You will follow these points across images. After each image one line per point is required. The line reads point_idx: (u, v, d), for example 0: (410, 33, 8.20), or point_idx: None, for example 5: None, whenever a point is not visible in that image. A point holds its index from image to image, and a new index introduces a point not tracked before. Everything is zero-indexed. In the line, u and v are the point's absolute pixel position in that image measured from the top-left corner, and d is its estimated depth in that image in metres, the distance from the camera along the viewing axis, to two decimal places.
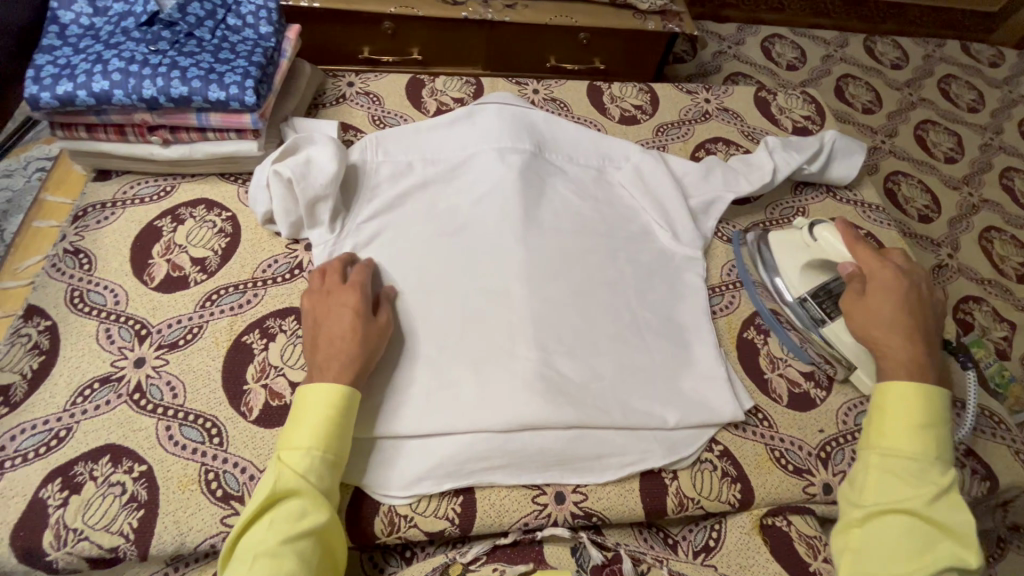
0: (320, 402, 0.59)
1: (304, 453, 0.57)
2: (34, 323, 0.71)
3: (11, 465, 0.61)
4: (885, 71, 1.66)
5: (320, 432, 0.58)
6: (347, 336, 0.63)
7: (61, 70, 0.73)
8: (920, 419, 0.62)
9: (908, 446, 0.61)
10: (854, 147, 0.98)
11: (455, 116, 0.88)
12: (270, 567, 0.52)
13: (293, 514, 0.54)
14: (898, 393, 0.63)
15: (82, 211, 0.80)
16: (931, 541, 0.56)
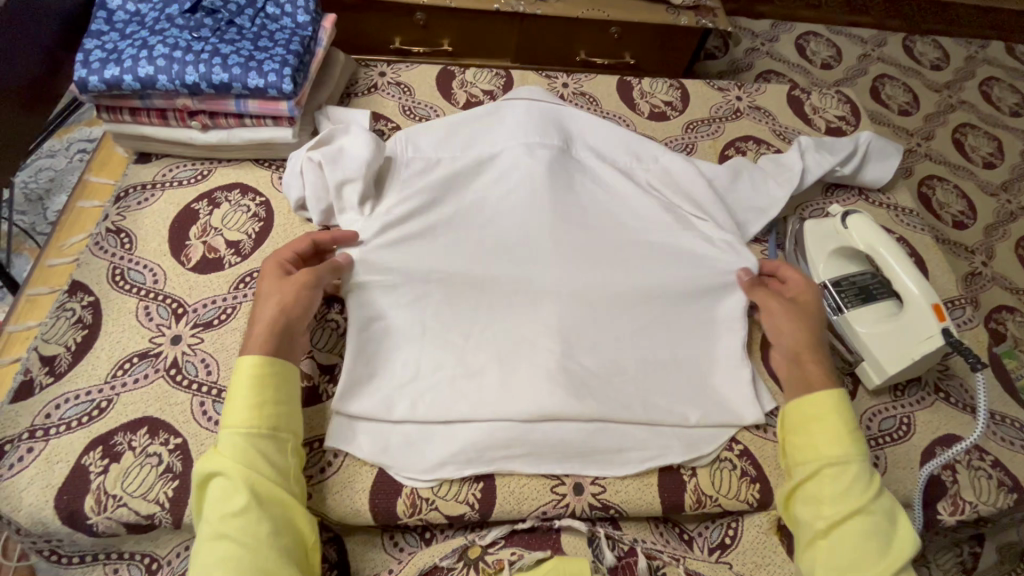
0: (240, 380, 0.61)
1: (228, 433, 0.58)
2: (78, 298, 0.74)
3: (56, 432, 0.64)
4: (924, 72, 1.62)
5: (240, 410, 0.59)
6: (259, 302, 0.66)
7: (109, 54, 0.76)
8: (841, 422, 0.63)
9: (838, 451, 0.62)
10: (888, 146, 0.96)
11: (480, 112, 0.86)
12: (221, 543, 0.53)
13: (224, 492, 0.55)
14: (821, 400, 0.65)
15: (124, 192, 0.83)
16: (893, 535, 0.58)
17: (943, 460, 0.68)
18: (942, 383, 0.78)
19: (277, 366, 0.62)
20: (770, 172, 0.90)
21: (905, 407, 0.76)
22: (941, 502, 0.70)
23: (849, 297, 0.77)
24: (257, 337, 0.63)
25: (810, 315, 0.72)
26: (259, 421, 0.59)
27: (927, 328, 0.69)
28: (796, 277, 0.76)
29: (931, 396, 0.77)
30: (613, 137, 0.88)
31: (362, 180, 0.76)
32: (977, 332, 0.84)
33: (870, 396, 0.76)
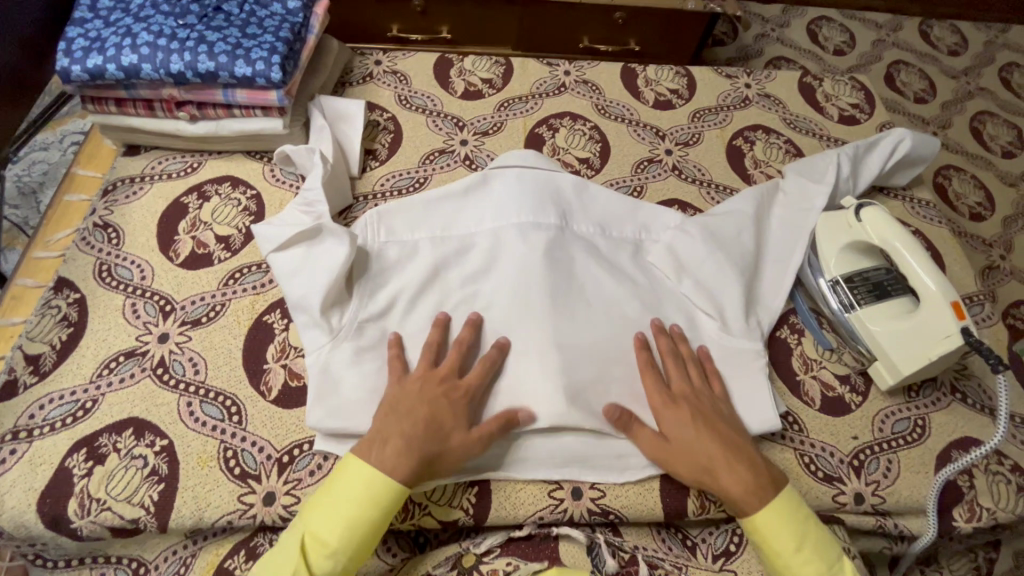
0: (358, 497, 0.56)
1: (327, 557, 0.54)
2: (64, 295, 0.72)
3: (39, 434, 0.62)
4: (941, 58, 1.56)
5: (338, 528, 0.55)
6: (430, 421, 0.59)
7: (92, 43, 0.73)
8: (798, 536, 0.58)
9: (810, 570, 0.57)
10: (926, 148, 0.89)
11: (465, 186, 0.78)
12: None
13: None
14: (771, 517, 0.58)
15: (112, 185, 0.81)
16: None
17: (959, 466, 0.64)
18: (958, 383, 0.75)
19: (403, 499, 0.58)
20: (783, 220, 0.82)
21: (919, 409, 0.73)
22: (957, 509, 0.67)
23: (860, 293, 0.74)
24: (411, 461, 0.57)
25: (687, 430, 0.62)
26: (364, 544, 0.56)
27: (944, 327, 0.66)
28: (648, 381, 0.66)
29: (947, 397, 0.74)
30: (616, 205, 0.81)
31: (327, 288, 0.67)
32: (996, 329, 0.80)
33: (884, 398, 0.73)
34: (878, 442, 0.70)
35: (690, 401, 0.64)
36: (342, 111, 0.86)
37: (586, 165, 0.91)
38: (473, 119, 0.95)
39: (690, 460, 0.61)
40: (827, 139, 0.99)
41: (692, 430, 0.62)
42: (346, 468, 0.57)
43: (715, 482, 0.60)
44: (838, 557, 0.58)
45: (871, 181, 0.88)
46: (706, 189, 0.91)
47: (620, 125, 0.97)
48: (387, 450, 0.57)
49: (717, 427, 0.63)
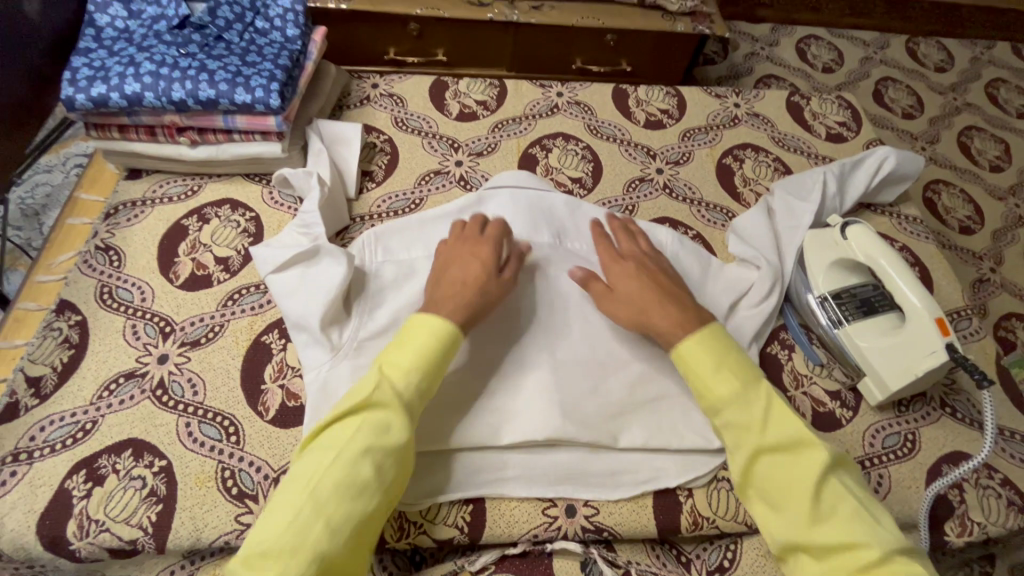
0: (426, 333, 0.62)
1: (402, 376, 0.60)
2: (65, 317, 0.73)
3: (39, 455, 0.63)
4: (928, 74, 1.59)
5: (408, 356, 0.61)
6: (471, 281, 0.67)
7: (96, 72, 0.75)
8: (717, 358, 0.63)
9: (725, 389, 0.61)
10: (911, 165, 0.92)
11: (461, 206, 0.81)
12: (348, 471, 0.55)
13: (380, 426, 0.57)
14: (691, 346, 0.63)
15: (114, 209, 0.83)
16: (799, 458, 0.58)
17: (947, 480, 0.65)
18: (948, 398, 0.76)
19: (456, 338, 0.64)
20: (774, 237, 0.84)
21: (909, 424, 0.74)
22: (949, 523, 0.67)
23: (848, 308, 0.75)
24: (460, 311, 0.65)
25: (636, 275, 0.70)
26: (434, 374, 0.62)
27: (930, 343, 0.67)
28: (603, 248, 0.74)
29: (937, 412, 0.75)
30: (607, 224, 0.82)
31: (325, 307, 0.68)
32: (984, 344, 0.82)
33: (873, 413, 0.74)
34: (869, 457, 0.71)
35: (634, 260, 0.72)
36: (339, 135, 0.88)
37: (578, 184, 0.93)
38: (468, 140, 0.97)
39: (631, 302, 0.68)
40: (815, 157, 1.01)
41: (644, 276, 0.70)
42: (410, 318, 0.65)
43: (648, 322, 0.66)
44: (756, 379, 0.63)
45: (858, 198, 0.90)
46: (697, 207, 0.92)
47: (612, 144, 0.99)
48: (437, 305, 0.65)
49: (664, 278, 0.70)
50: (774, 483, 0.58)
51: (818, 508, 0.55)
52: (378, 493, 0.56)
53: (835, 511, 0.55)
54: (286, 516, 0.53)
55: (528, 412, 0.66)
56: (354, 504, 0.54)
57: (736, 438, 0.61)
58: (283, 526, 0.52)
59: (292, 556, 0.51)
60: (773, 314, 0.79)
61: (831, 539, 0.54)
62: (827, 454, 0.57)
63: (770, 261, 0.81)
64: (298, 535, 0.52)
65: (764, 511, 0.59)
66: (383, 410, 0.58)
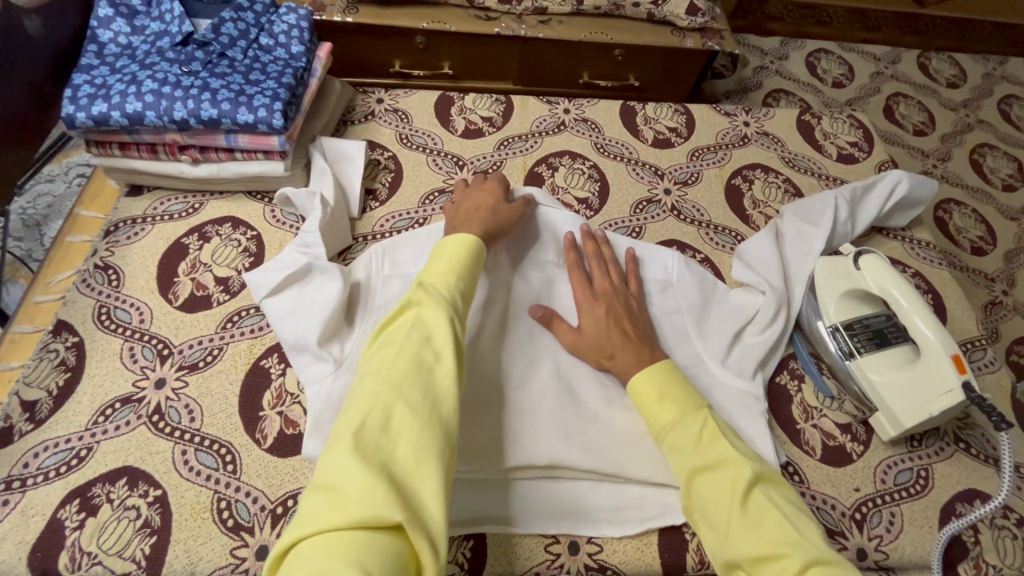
0: (454, 249, 0.66)
1: (445, 279, 0.62)
2: (62, 339, 0.72)
3: (33, 483, 0.62)
4: (940, 90, 1.58)
5: (445, 264, 0.64)
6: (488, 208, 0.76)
7: (97, 90, 0.74)
8: (660, 387, 0.63)
9: (665, 416, 0.62)
10: (925, 191, 0.90)
11: None
12: (411, 360, 0.53)
13: (435, 315, 0.57)
14: (641, 379, 0.64)
15: (113, 226, 0.82)
16: (727, 473, 0.57)
17: (966, 521, 0.63)
18: (961, 433, 0.74)
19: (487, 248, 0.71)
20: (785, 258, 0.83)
21: (922, 459, 0.72)
22: (963, 565, 0.65)
23: (860, 339, 0.73)
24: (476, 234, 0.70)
25: (607, 315, 0.70)
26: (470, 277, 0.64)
27: (945, 381, 0.66)
28: (579, 285, 0.73)
29: (951, 447, 0.73)
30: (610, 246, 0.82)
31: (324, 323, 0.67)
32: (999, 376, 0.80)
33: (885, 447, 0.72)
34: (880, 494, 0.69)
35: (608, 304, 0.71)
36: (343, 153, 0.87)
37: (585, 205, 0.91)
38: (473, 158, 0.96)
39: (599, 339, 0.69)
40: (826, 178, 1.00)
41: (613, 322, 0.69)
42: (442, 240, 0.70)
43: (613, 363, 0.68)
44: (695, 403, 0.62)
45: (870, 223, 0.89)
46: (705, 230, 0.91)
47: (620, 163, 0.97)
48: (463, 227, 0.72)
49: (633, 322, 0.70)
50: (709, 502, 0.57)
51: (746, 521, 0.54)
52: (450, 376, 0.54)
53: (765, 520, 0.54)
54: (355, 416, 0.49)
55: (531, 443, 0.65)
56: (426, 387, 0.52)
57: (675, 460, 0.60)
58: (360, 411, 0.50)
59: (376, 431, 0.48)
60: (780, 341, 0.78)
61: (758, 551, 0.52)
62: (751, 469, 0.56)
63: (777, 286, 0.79)
64: (378, 414, 0.49)
65: (705, 531, 0.57)
66: (429, 305, 0.58)
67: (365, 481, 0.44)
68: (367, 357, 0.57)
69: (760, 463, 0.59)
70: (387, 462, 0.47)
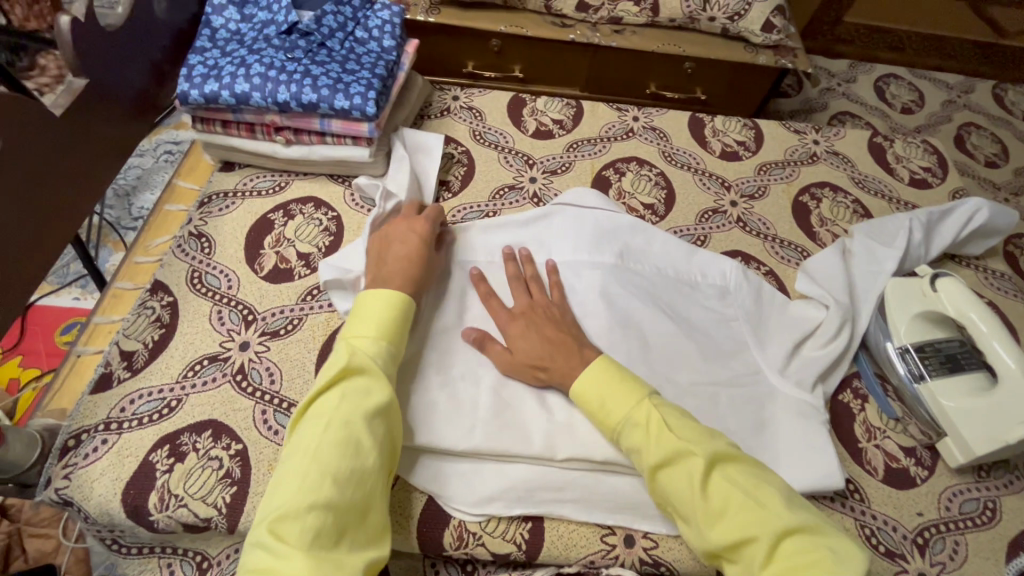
0: (380, 306, 0.65)
1: (371, 345, 0.62)
2: (159, 298, 0.77)
3: (128, 427, 0.67)
4: (1015, 122, 1.54)
5: (369, 327, 0.64)
6: (412, 261, 0.71)
7: (210, 70, 0.80)
8: (609, 386, 0.63)
9: (615, 415, 0.62)
10: (1003, 220, 0.88)
11: (529, 217, 0.84)
12: (342, 433, 0.55)
13: (363, 386, 0.59)
14: (583, 382, 0.64)
15: (208, 198, 0.87)
16: (682, 465, 0.57)
17: None
18: None
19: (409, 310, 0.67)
20: (854, 278, 0.82)
21: (990, 490, 0.70)
22: None
23: (931, 362, 0.73)
24: (406, 283, 0.68)
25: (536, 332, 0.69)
26: (399, 337, 0.65)
27: None
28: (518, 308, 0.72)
29: (1020, 481, 0.71)
30: (673, 254, 0.83)
31: None
32: None
33: (952, 475, 0.71)
34: (944, 521, 0.67)
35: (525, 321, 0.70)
36: (422, 144, 0.91)
37: (650, 211, 0.93)
38: (543, 157, 0.98)
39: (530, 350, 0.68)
40: (896, 202, 0.98)
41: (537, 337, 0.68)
42: (362, 300, 0.67)
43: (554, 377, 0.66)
44: (636, 396, 0.62)
45: (943, 250, 0.87)
46: (771, 243, 0.91)
47: (686, 173, 0.98)
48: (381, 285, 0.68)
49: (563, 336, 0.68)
50: (674, 496, 0.57)
51: (710, 507, 0.55)
52: (376, 449, 0.56)
53: (727, 506, 0.54)
54: (283, 500, 0.51)
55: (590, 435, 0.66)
56: (355, 462, 0.55)
57: (636, 459, 0.60)
58: (289, 493, 0.52)
59: (309, 511, 0.50)
60: (844, 358, 0.77)
61: (727, 538, 0.53)
62: (702, 455, 0.56)
63: (841, 303, 0.79)
64: (310, 493, 0.51)
65: (683, 525, 0.58)
66: (363, 376, 0.59)
67: (306, 567, 0.47)
68: (303, 416, 0.59)
69: (710, 441, 0.58)
70: (319, 542, 0.50)
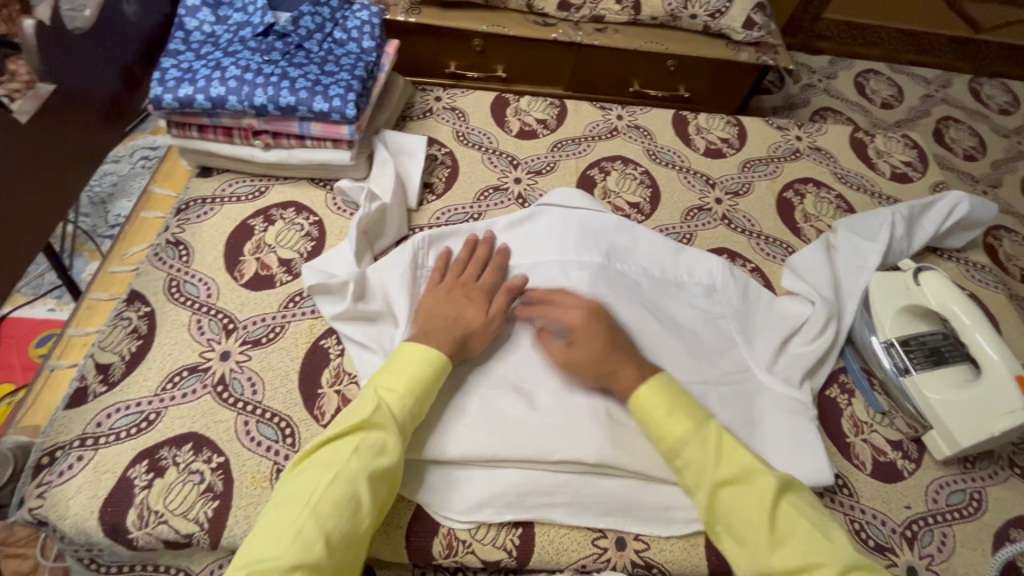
0: (417, 360, 0.63)
1: (398, 402, 0.61)
2: (135, 308, 0.75)
3: (105, 442, 0.65)
4: (991, 116, 1.57)
5: (400, 383, 0.62)
6: (459, 319, 0.68)
7: (184, 74, 0.78)
8: (671, 402, 0.63)
9: (679, 430, 0.62)
10: (984, 212, 0.89)
11: (513, 219, 0.83)
12: (345, 491, 0.54)
13: (378, 446, 0.57)
14: (645, 393, 0.64)
15: (185, 204, 0.85)
16: (751, 489, 0.58)
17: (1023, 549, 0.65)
18: (1017, 458, 0.73)
19: (442, 374, 0.65)
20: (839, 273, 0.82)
21: (976, 482, 0.71)
22: None
23: (915, 356, 0.73)
24: (447, 341, 0.66)
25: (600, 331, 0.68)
26: (427, 399, 0.63)
27: (1007, 402, 0.65)
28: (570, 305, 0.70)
29: (1005, 471, 0.72)
30: (659, 253, 0.83)
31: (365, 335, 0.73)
32: None
33: (938, 467, 0.71)
34: (932, 513, 0.68)
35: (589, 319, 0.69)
36: (404, 146, 0.90)
37: (636, 210, 0.92)
38: (527, 158, 0.98)
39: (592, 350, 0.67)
40: (878, 196, 0.99)
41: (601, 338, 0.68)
42: (401, 352, 0.65)
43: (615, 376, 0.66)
44: (701, 416, 0.63)
45: (925, 243, 0.88)
46: (756, 240, 0.91)
47: (671, 171, 0.98)
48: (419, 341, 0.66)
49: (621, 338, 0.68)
50: (733, 516, 0.58)
51: (775, 533, 0.56)
52: (371, 514, 0.56)
53: (790, 535, 0.56)
54: (270, 548, 0.51)
55: (578, 437, 0.65)
56: (351, 524, 0.54)
57: (693, 476, 0.61)
58: (277, 542, 0.51)
59: (292, 570, 0.49)
60: (830, 353, 0.78)
61: (788, 564, 0.54)
62: (775, 480, 0.58)
63: (826, 299, 0.79)
64: (299, 551, 0.50)
65: (730, 544, 0.59)
66: (382, 434, 0.58)
67: None
68: (311, 458, 0.58)
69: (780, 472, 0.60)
70: None
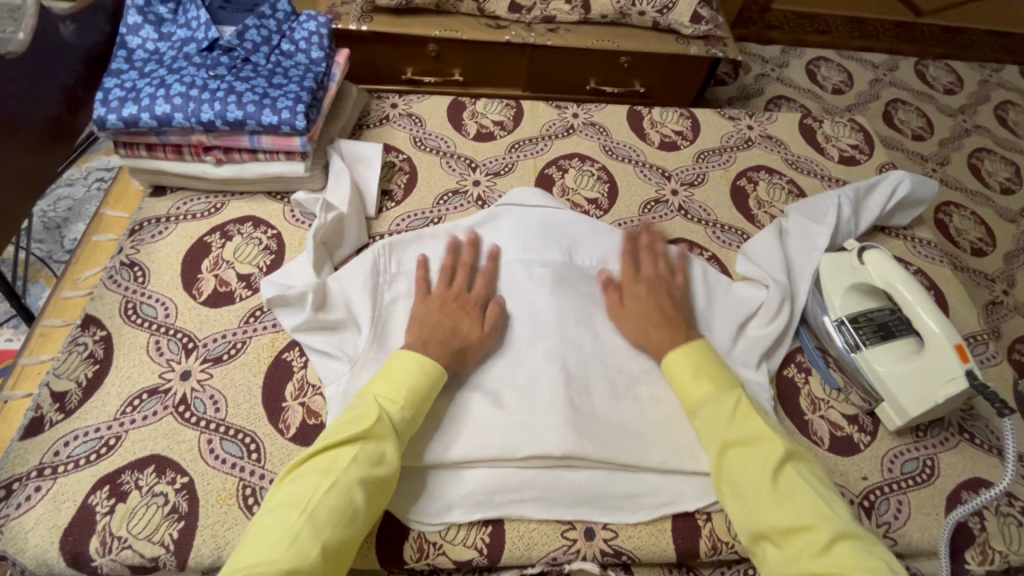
0: (415, 370, 0.64)
1: (397, 411, 0.61)
2: (91, 333, 0.74)
3: (63, 471, 0.64)
4: (937, 96, 1.62)
5: (401, 392, 0.62)
6: (465, 328, 0.70)
7: (127, 93, 0.77)
8: (696, 368, 0.68)
9: (700, 392, 0.67)
10: (926, 190, 0.93)
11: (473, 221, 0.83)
12: (342, 500, 0.55)
13: (377, 456, 0.58)
14: (675, 356, 0.70)
15: (139, 225, 0.84)
16: (759, 449, 0.61)
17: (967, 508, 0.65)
18: (966, 423, 0.77)
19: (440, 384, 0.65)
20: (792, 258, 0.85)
21: (928, 449, 0.74)
22: (970, 551, 0.67)
23: (865, 332, 0.76)
24: (445, 352, 0.67)
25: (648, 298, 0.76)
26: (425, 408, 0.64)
27: (950, 371, 0.68)
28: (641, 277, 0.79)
29: (955, 436, 0.75)
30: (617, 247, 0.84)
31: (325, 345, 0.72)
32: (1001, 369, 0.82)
33: (892, 438, 0.74)
34: (888, 483, 0.70)
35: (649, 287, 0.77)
36: (360, 155, 0.90)
37: (594, 205, 0.94)
38: (485, 160, 0.98)
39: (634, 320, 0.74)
40: (827, 179, 1.02)
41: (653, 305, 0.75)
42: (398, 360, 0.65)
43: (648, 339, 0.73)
44: (729, 383, 0.68)
45: (872, 222, 0.91)
46: (712, 228, 0.93)
47: (627, 166, 1.00)
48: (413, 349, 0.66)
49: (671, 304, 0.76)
50: (739, 476, 0.61)
51: (779, 493, 0.58)
52: (364, 522, 0.56)
53: (794, 494, 0.58)
54: (263, 553, 0.50)
55: (543, 432, 0.66)
56: (345, 532, 0.54)
57: (705, 435, 0.65)
58: (272, 548, 0.51)
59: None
60: (785, 334, 0.80)
61: (793, 520, 0.56)
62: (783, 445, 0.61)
63: (781, 283, 0.82)
64: (294, 558, 0.50)
65: (731, 502, 0.61)
66: (381, 444, 0.59)
67: None
68: (306, 463, 0.58)
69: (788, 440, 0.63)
70: None
